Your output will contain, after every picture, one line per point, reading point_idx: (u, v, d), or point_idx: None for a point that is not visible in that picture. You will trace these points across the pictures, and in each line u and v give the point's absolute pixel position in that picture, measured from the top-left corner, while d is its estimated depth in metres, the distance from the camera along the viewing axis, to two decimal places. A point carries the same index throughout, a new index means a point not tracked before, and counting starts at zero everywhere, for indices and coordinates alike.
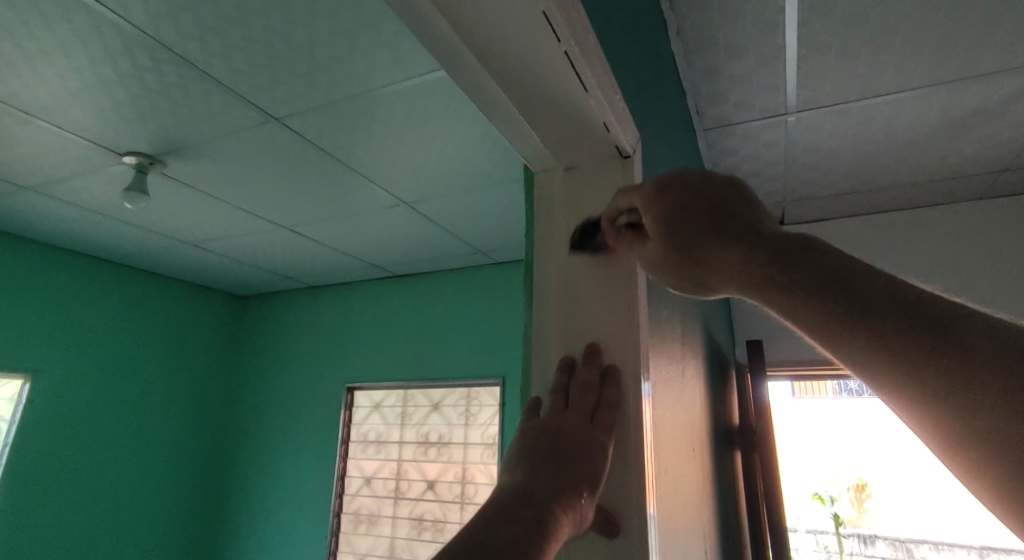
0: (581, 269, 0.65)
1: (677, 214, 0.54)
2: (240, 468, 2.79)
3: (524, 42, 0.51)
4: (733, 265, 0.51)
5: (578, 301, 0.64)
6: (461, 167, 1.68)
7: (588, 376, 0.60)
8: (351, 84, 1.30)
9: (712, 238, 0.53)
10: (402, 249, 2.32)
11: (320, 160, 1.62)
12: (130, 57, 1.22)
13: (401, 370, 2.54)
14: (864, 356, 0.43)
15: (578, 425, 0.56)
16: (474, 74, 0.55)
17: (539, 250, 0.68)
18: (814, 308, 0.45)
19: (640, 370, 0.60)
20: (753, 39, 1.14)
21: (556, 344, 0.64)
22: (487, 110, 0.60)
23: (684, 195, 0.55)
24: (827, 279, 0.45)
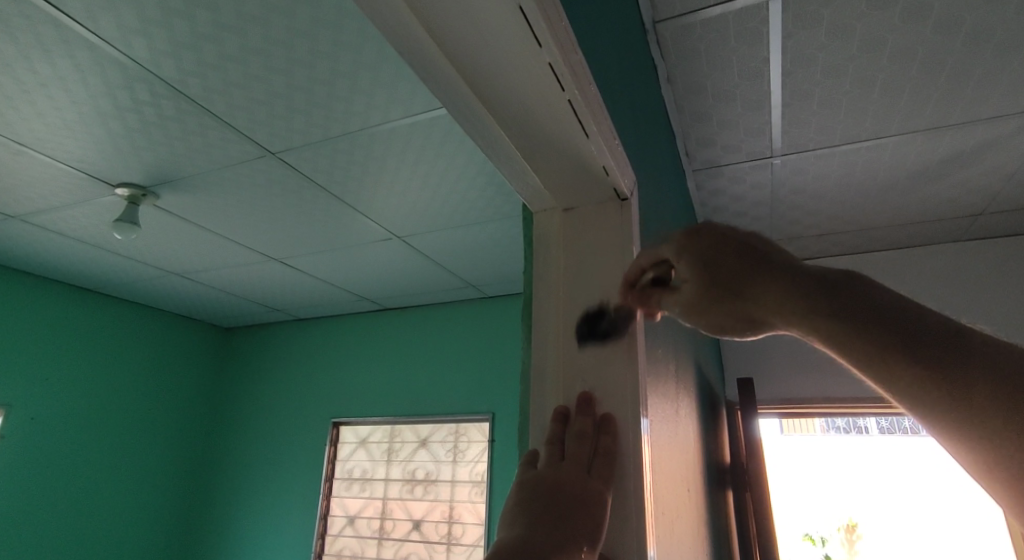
0: (580, 311, 0.65)
1: (713, 256, 0.55)
2: (220, 507, 2.71)
3: (530, 89, 0.52)
4: (777, 307, 0.51)
5: (577, 346, 0.64)
6: (454, 203, 1.70)
7: (583, 425, 0.59)
8: (348, 121, 1.32)
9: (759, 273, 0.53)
10: (392, 282, 2.31)
11: (315, 194, 1.64)
12: (129, 92, 1.23)
13: (390, 405, 2.52)
14: (908, 391, 0.43)
15: (574, 475, 0.56)
16: (479, 119, 0.56)
17: (537, 292, 0.68)
18: (856, 341, 0.46)
19: (637, 413, 0.60)
20: (740, 86, 1.18)
21: (554, 384, 0.64)
22: (490, 153, 0.61)
23: (719, 241, 0.56)
24: (870, 315, 0.46)
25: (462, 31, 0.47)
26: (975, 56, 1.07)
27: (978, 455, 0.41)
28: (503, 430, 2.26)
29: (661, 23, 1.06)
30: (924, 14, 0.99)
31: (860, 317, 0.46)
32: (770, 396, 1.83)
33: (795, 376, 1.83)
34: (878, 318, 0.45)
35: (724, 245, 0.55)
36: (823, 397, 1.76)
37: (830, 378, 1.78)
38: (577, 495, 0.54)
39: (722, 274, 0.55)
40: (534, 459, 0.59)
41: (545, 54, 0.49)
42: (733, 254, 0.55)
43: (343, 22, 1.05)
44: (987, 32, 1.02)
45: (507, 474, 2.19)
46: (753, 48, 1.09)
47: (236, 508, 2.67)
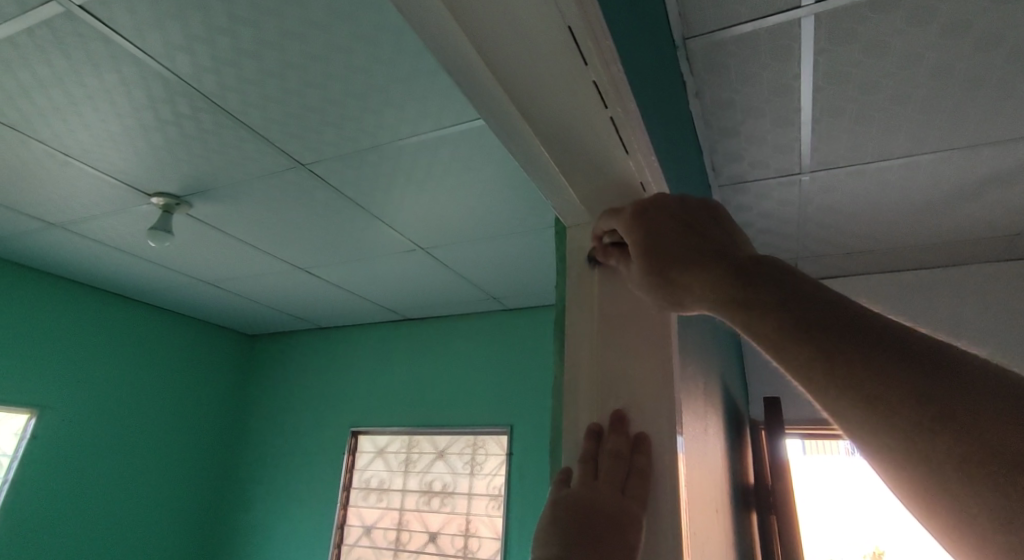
0: (613, 325, 0.65)
1: (654, 241, 0.54)
2: (240, 513, 2.73)
3: (573, 106, 0.53)
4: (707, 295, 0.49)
5: (611, 362, 0.64)
6: (478, 215, 1.71)
7: (617, 444, 0.59)
8: (378, 133, 1.34)
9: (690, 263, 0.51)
10: (415, 292, 2.32)
11: (342, 205, 1.66)
12: (171, 105, 1.26)
13: (408, 416, 2.52)
14: (831, 390, 0.40)
15: (610, 496, 0.55)
16: (520, 137, 0.57)
17: (572, 307, 0.68)
18: (782, 333, 0.42)
19: (672, 433, 0.59)
20: (770, 102, 1.18)
21: (588, 402, 0.63)
22: (529, 169, 0.61)
23: (665, 223, 0.54)
24: (802, 307, 0.42)
25: (512, 49, 0.48)
26: (1013, 74, 1.05)
27: (903, 462, 0.37)
28: (521, 443, 2.25)
29: (691, 40, 1.06)
30: (961, 32, 0.98)
31: (791, 307, 0.42)
32: (796, 416, 1.79)
33: None
34: (808, 311, 0.42)
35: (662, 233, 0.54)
36: None
37: None
38: (612, 516, 0.54)
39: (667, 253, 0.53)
40: (567, 477, 0.59)
41: (591, 72, 0.50)
42: (670, 244, 0.53)
43: (379, 36, 1.07)
44: None
45: (525, 488, 2.18)
46: (785, 66, 1.09)
47: (256, 513, 2.68)
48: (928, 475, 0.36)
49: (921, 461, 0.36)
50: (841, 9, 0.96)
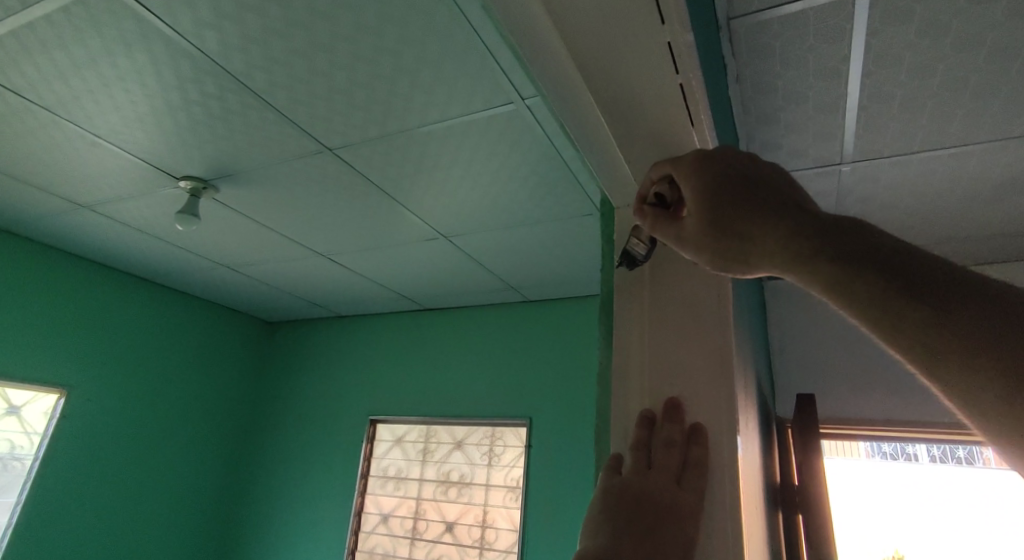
0: (667, 314, 0.63)
1: (718, 185, 0.52)
2: (257, 497, 2.75)
3: (641, 69, 0.53)
4: (777, 242, 0.49)
5: (664, 348, 0.62)
6: (504, 203, 1.68)
7: (670, 433, 0.57)
8: (406, 117, 1.32)
9: (757, 213, 0.50)
10: (437, 282, 2.30)
11: (368, 191, 1.64)
12: (199, 85, 1.25)
13: (426, 406, 2.51)
14: (898, 335, 0.42)
15: (663, 486, 0.53)
16: (577, 101, 0.57)
17: (619, 288, 0.66)
18: (855, 282, 0.44)
19: (728, 427, 0.57)
20: (814, 88, 1.14)
21: (640, 390, 0.61)
22: (584, 142, 0.61)
23: (729, 170, 0.52)
24: (876, 259, 0.44)
25: (583, 6, 0.49)
26: None
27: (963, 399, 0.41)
28: (540, 436, 2.23)
29: (735, 20, 1.01)
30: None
31: (863, 259, 0.44)
32: (826, 415, 1.75)
33: (851, 394, 1.74)
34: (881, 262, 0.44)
35: (724, 181, 0.52)
36: (883, 420, 1.67)
37: (892, 400, 1.69)
38: (667, 509, 0.52)
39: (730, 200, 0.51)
40: (616, 467, 0.57)
41: (666, 31, 0.50)
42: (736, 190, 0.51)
43: (411, 16, 1.04)
44: None
45: (545, 480, 2.15)
46: (833, 48, 1.05)
47: (276, 497, 2.69)
48: (989, 421, 0.40)
49: (973, 403, 0.40)
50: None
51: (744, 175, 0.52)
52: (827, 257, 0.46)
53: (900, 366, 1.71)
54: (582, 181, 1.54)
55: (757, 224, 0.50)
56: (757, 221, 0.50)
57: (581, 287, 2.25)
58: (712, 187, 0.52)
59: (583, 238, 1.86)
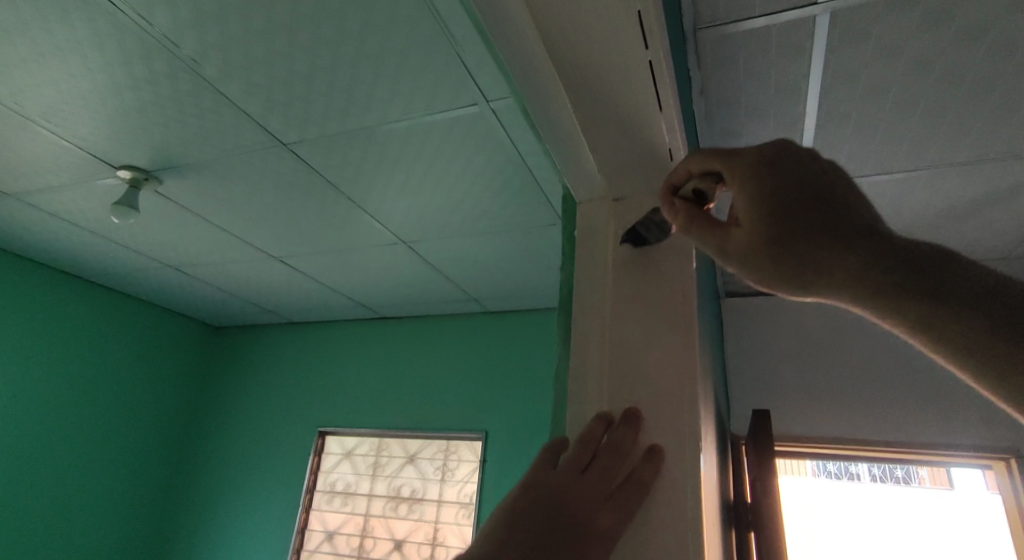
0: (630, 316, 0.60)
1: (782, 196, 0.46)
2: (193, 511, 2.60)
3: (609, 44, 0.50)
4: (853, 272, 0.45)
5: (627, 352, 0.59)
6: (467, 210, 1.65)
7: (623, 439, 0.54)
8: (367, 113, 1.28)
9: (828, 236, 0.46)
10: (394, 290, 2.24)
11: (324, 190, 1.58)
12: (144, 66, 1.17)
13: (379, 417, 2.42)
14: (983, 371, 0.43)
15: (594, 491, 0.51)
16: (537, 73, 0.54)
17: (580, 284, 0.63)
18: (944, 318, 0.43)
19: (686, 451, 0.54)
20: (775, 104, 1.15)
21: (597, 390, 0.58)
22: (546, 123, 0.58)
23: (794, 179, 0.47)
24: (965, 295, 0.43)
25: None
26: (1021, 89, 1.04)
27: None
28: (496, 450, 2.17)
29: (701, 31, 1.01)
30: (974, 39, 0.96)
31: (952, 295, 0.44)
32: (780, 433, 1.75)
33: (804, 412, 1.75)
34: (971, 298, 0.43)
35: (790, 193, 0.46)
36: (834, 437, 1.69)
37: (843, 418, 1.71)
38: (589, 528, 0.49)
39: (796, 217, 0.46)
40: (551, 461, 0.53)
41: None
42: (805, 206, 0.46)
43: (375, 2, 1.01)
44: None
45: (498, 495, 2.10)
46: (794, 65, 1.05)
47: (216, 511, 2.54)
48: None
49: None
50: (858, 6, 0.93)
51: (804, 183, 0.47)
52: (911, 291, 0.44)
53: (850, 385, 1.74)
54: (545, 190, 1.51)
55: (820, 249, 0.46)
56: (828, 246, 0.45)
57: (541, 300, 2.23)
58: (771, 203, 0.47)
59: (544, 249, 1.84)
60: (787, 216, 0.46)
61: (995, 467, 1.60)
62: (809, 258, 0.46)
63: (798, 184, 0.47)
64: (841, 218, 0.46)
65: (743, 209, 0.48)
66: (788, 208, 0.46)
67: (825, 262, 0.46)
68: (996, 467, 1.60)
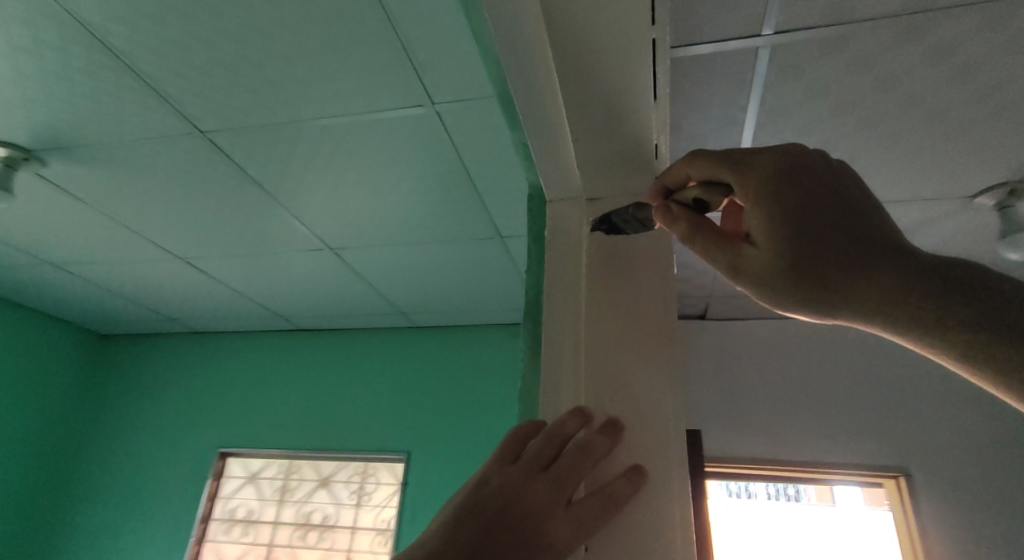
0: (608, 312, 0.56)
1: (801, 214, 0.47)
2: (65, 544, 2.28)
3: (609, 14, 0.47)
4: (877, 294, 0.46)
5: (606, 352, 0.54)
6: (401, 218, 1.58)
7: (597, 444, 0.50)
8: (299, 107, 1.19)
9: (850, 256, 0.46)
10: (315, 300, 2.11)
11: (243, 187, 1.47)
12: (31, 29, 1.03)
13: (291, 437, 2.25)
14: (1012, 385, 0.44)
15: (547, 491, 0.48)
16: (528, 45, 0.50)
17: (553, 280, 0.59)
18: (972, 336, 0.44)
19: (668, 458, 0.51)
20: (711, 130, 1.22)
21: (572, 388, 0.54)
22: (527, 99, 0.54)
23: (812, 195, 0.47)
24: (993, 312, 0.44)
25: None
26: (916, 132, 1.18)
27: None
28: (418, 473, 2.06)
29: None
30: (884, 86, 1.08)
31: (978, 312, 0.44)
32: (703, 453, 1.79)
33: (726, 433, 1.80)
34: (998, 315, 0.44)
35: (807, 211, 0.47)
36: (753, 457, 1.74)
37: (759, 439, 1.83)
38: (527, 538, 0.47)
39: (816, 235, 0.46)
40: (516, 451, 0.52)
41: None
42: (824, 225, 0.46)
43: None
44: (936, 111, 1.12)
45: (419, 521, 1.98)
46: (732, 95, 1.13)
47: (93, 542, 2.25)
48: None
49: None
50: (796, 43, 1.01)
51: (821, 201, 0.47)
52: (937, 311, 0.45)
53: None
54: (485, 201, 1.48)
55: (842, 269, 0.46)
56: (848, 266, 0.46)
57: (471, 316, 2.18)
58: (789, 222, 0.47)
59: (479, 264, 1.80)
60: (808, 236, 0.47)
61: (886, 487, 1.76)
62: (828, 278, 0.46)
63: (816, 201, 0.47)
64: (861, 235, 0.46)
65: (755, 227, 0.49)
66: (803, 227, 0.47)
67: (847, 283, 0.46)
68: (888, 486, 1.76)
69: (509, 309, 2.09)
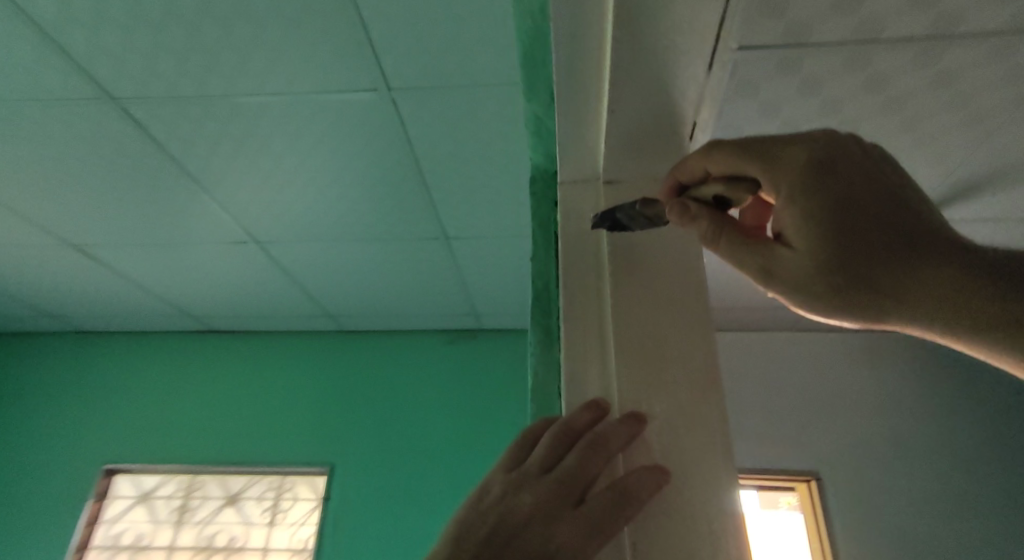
0: (634, 289, 0.54)
1: (839, 217, 0.46)
2: None
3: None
4: (920, 295, 0.46)
5: (636, 329, 0.53)
6: (341, 213, 1.49)
7: (616, 440, 0.47)
8: (232, 80, 1.13)
9: (891, 256, 0.46)
10: (232, 302, 1.95)
11: (160, 167, 1.35)
12: None
13: (195, 449, 2.03)
14: None
15: (553, 491, 0.45)
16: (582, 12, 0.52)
17: (572, 256, 0.57)
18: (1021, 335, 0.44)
19: (711, 441, 0.48)
20: None
21: (601, 365, 0.53)
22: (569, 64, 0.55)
23: (848, 194, 0.47)
24: None
25: None
26: None
27: None
28: (342, 486, 1.92)
29: None
30: (833, 107, 1.13)
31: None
32: None
33: None
34: None
35: (845, 212, 0.46)
36: None
37: None
38: (533, 544, 0.43)
39: (856, 236, 0.46)
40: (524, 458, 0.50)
41: None
42: (865, 226, 0.46)
43: None
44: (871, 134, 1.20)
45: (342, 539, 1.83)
46: None
47: None
48: None
49: None
50: (756, 60, 1.02)
51: (858, 200, 0.46)
52: (985, 310, 0.44)
53: None
54: (434, 199, 1.43)
55: (885, 271, 0.46)
56: (890, 267, 0.46)
57: (405, 322, 2.10)
58: (827, 225, 0.47)
59: (421, 268, 1.72)
60: (848, 239, 0.46)
61: (798, 490, 1.74)
62: (870, 281, 0.46)
63: (853, 201, 0.46)
64: (903, 234, 0.46)
65: (788, 226, 0.49)
66: (842, 230, 0.46)
67: (890, 286, 0.46)
68: (799, 490, 1.74)
69: (444, 316, 2.03)
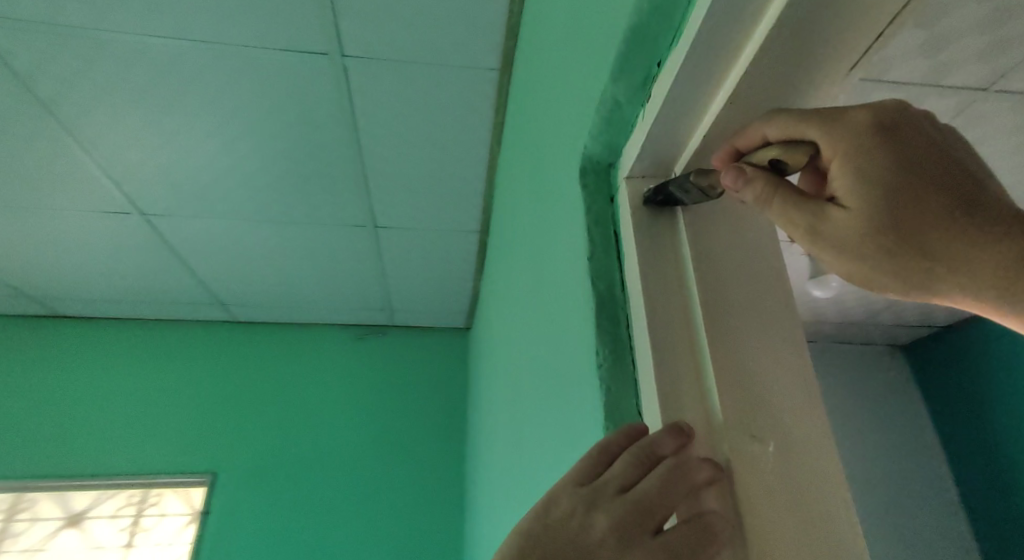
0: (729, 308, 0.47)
1: (902, 178, 0.37)
2: None
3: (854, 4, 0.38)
4: (987, 273, 0.36)
5: (738, 364, 0.45)
6: (254, 187, 1.31)
7: (699, 471, 0.40)
8: (142, 16, 0.94)
9: (958, 223, 0.36)
10: (90, 282, 1.65)
11: (21, 109, 1.09)
12: None
13: (27, 458, 1.66)
14: None
15: (640, 522, 0.39)
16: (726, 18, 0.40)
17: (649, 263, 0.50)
18: None
19: (827, 486, 0.43)
20: None
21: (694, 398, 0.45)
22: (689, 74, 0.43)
23: (916, 155, 0.37)
24: None
25: None
26: None
27: None
28: (226, 495, 1.69)
29: None
30: None
31: None
32: None
33: None
34: None
35: (910, 172, 0.37)
36: None
37: None
38: None
39: (919, 200, 0.36)
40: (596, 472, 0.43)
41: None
42: (930, 189, 0.36)
43: None
44: None
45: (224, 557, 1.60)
46: None
47: None
48: None
49: None
50: None
51: (925, 162, 0.37)
52: None
53: None
54: (368, 181, 1.31)
55: (948, 241, 0.36)
56: (957, 236, 0.36)
57: (302, 315, 1.92)
58: (887, 185, 0.37)
59: (336, 256, 1.58)
60: (910, 201, 0.37)
61: None
62: (931, 252, 0.37)
63: (919, 162, 0.37)
64: (974, 201, 0.36)
65: (839, 188, 0.39)
66: (903, 192, 0.37)
67: (952, 259, 0.37)
68: None
69: (350, 309, 1.88)
